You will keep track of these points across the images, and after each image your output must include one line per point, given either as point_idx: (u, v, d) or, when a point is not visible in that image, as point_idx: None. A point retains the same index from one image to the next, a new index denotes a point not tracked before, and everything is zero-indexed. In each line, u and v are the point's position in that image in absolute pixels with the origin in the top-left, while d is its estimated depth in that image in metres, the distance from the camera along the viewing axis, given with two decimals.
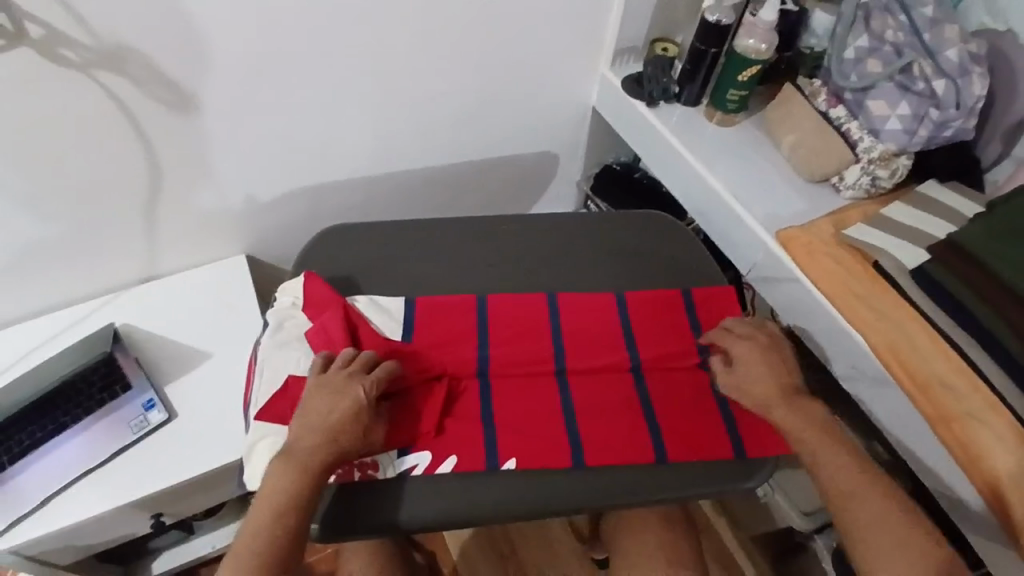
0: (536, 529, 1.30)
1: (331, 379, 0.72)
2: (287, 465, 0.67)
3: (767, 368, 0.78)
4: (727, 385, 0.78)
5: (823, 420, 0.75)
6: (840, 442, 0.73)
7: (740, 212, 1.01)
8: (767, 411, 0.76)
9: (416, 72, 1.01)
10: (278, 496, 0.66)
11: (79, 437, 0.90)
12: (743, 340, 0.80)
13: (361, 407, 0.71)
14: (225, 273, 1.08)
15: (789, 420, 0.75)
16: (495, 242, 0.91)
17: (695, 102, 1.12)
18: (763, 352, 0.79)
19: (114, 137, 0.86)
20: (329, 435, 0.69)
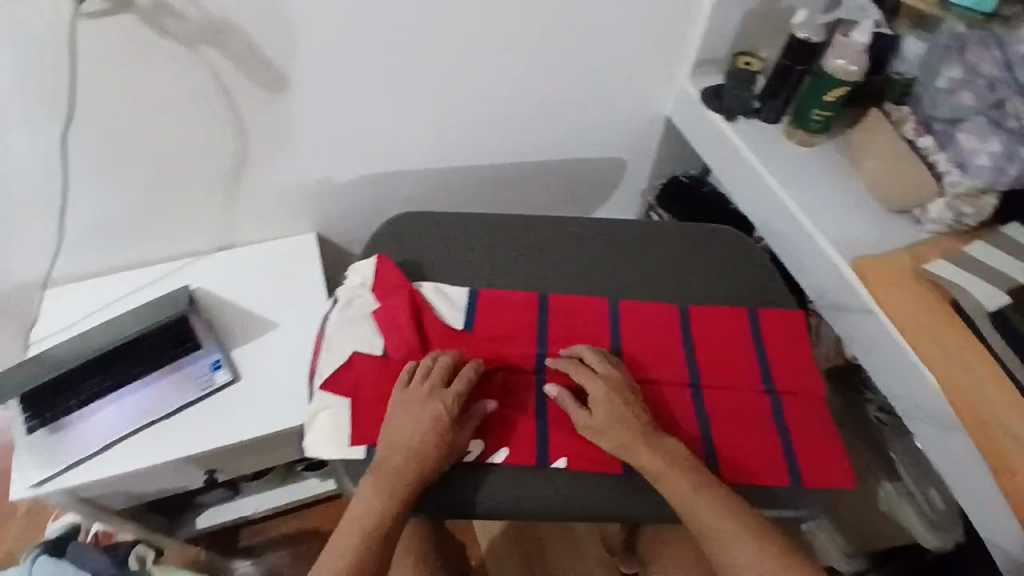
0: (568, 534, 1.29)
1: (412, 396, 0.75)
2: (377, 482, 0.71)
3: (624, 409, 0.74)
4: (585, 427, 0.75)
5: (683, 463, 0.72)
6: (706, 486, 0.71)
7: (814, 236, 0.99)
8: (629, 455, 0.72)
9: (496, 68, 1.02)
10: (369, 511, 0.70)
11: (150, 389, 0.95)
12: (598, 377, 0.76)
13: (441, 425, 0.72)
14: (294, 248, 1.11)
15: (650, 465, 0.71)
16: (562, 242, 0.92)
17: (775, 119, 1.10)
18: (617, 391, 0.75)
19: (207, 107, 0.90)
20: (412, 453, 0.71)
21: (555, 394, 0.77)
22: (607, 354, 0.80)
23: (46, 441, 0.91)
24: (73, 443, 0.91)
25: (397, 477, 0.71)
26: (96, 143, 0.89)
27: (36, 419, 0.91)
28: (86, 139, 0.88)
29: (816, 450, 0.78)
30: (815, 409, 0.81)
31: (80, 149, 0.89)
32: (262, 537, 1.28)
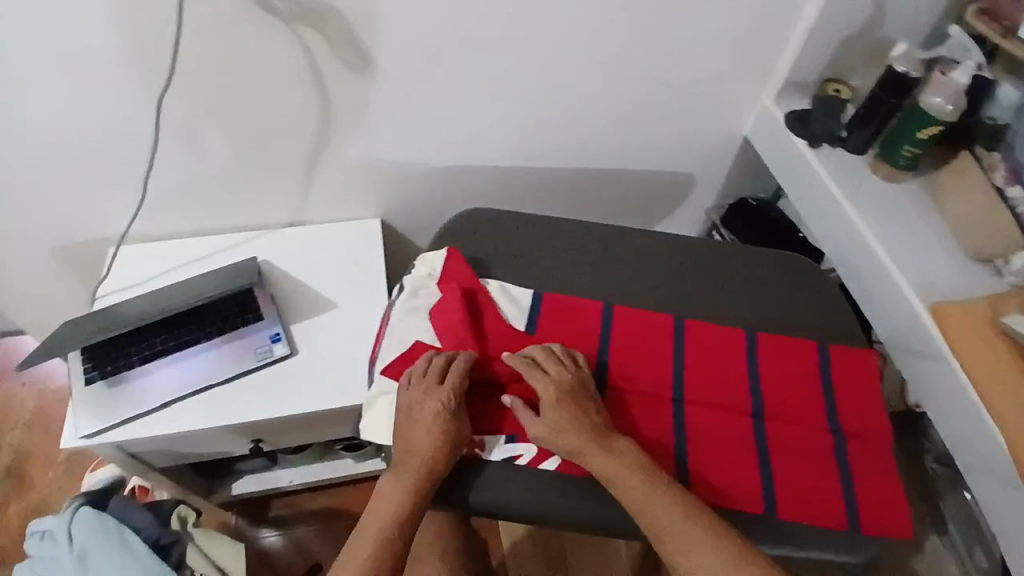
0: (595, 548, 1.27)
1: (411, 396, 0.75)
2: (389, 488, 0.72)
3: (571, 414, 0.73)
4: (536, 435, 0.73)
5: (635, 461, 0.71)
6: (658, 486, 0.69)
7: (893, 275, 0.95)
8: (582, 462, 0.71)
9: (581, 74, 1.01)
10: (384, 517, 0.71)
11: (209, 353, 0.97)
12: (549, 381, 0.75)
13: (443, 422, 0.73)
14: (359, 232, 1.13)
15: (603, 468, 0.70)
16: (631, 254, 0.90)
17: (860, 151, 1.06)
18: (570, 397, 0.74)
19: (297, 86, 0.92)
20: (418, 451, 0.73)
21: (509, 402, 0.76)
22: (562, 354, 0.78)
23: (99, 394, 0.92)
24: (126, 398, 0.92)
25: (409, 481, 0.72)
26: (189, 111, 0.92)
27: (96, 370, 0.94)
28: (178, 105, 0.91)
29: (877, 493, 0.75)
30: (878, 452, 0.78)
31: (171, 114, 0.92)
32: (293, 509, 1.30)
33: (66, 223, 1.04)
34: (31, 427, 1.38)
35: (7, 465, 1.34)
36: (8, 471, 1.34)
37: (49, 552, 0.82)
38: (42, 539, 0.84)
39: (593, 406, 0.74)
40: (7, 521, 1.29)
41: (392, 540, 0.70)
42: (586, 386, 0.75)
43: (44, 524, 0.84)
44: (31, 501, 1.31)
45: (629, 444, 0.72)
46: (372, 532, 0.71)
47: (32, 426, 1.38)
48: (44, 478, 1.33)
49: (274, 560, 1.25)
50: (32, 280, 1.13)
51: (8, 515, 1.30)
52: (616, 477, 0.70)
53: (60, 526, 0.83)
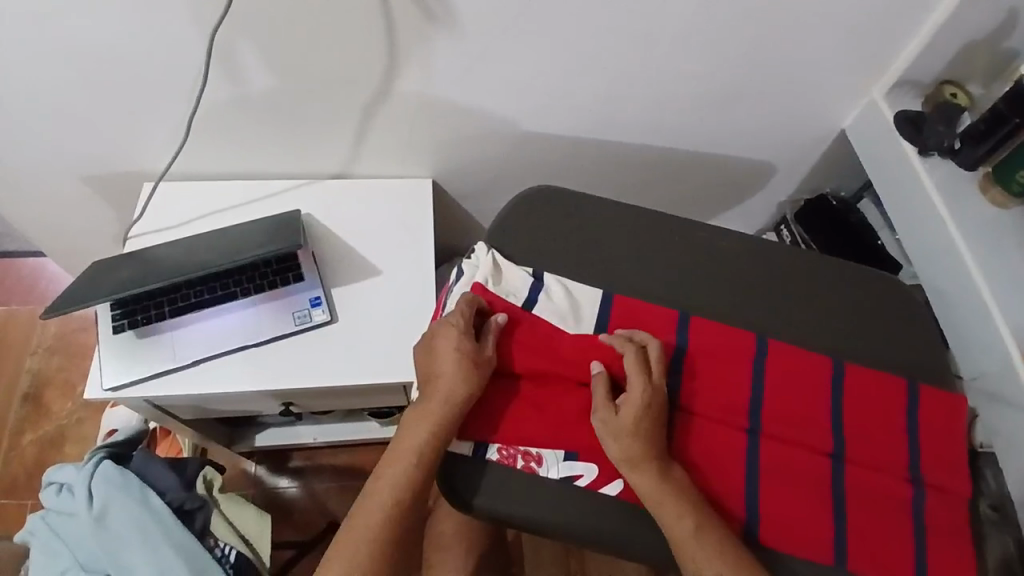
0: (613, 569, 1.19)
1: (433, 331, 0.74)
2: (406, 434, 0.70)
3: (654, 430, 0.68)
4: (601, 421, 0.69)
5: (681, 485, 0.67)
6: (699, 521, 0.65)
7: (993, 310, 0.87)
8: (629, 471, 0.67)
9: (677, 50, 0.91)
10: (410, 445, 0.69)
11: (244, 311, 0.91)
12: (647, 386, 0.70)
13: (464, 363, 0.70)
14: (411, 191, 1.05)
15: (647, 488, 0.66)
16: (716, 259, 0.82)
17: (972, 167, 0.93)
18: (654, 412, 0.69)
19: (366, 35, 0.83)
20: (443, 377, 0.70)
21: (596, 370, 0.72)
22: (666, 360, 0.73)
23: (128, 344, 0.87)
24: (156, 352, 0.87)
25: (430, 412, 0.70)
26: (246, 49, 0.83)
27: (125, 319, 0.88)
28: (235, 41, 0.82)
29: (954, 558, 0.69)
30: (960, 509, 0.72)
31: (225, 52, 0.83)
32: (312, 462, 1.27)
33: (103, 155, 0.97)
34: (53, 353, 1.35)
35: (27, 390, 1.33)
36: (27, 398, 1.32)
37: (66, 506, 0.80)
38: (59, 492, 0.82)
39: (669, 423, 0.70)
40: (24, 449, 1.29)
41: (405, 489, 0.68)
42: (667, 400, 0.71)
43: (61, 477, 0.83)
44: (49, 430, 1.30)
45: (677, 468, 0.68)
46: (402, 460, 0.69)
47: (53, 352, 1.35)
48: (63, 408, 1.32)
49: (291, 511, 1.24)
50: (64, 209, 1.07)
51: (24, 443, 1.29)
52: (653, 499, 0.66)
53: (79, 480, 0.81)
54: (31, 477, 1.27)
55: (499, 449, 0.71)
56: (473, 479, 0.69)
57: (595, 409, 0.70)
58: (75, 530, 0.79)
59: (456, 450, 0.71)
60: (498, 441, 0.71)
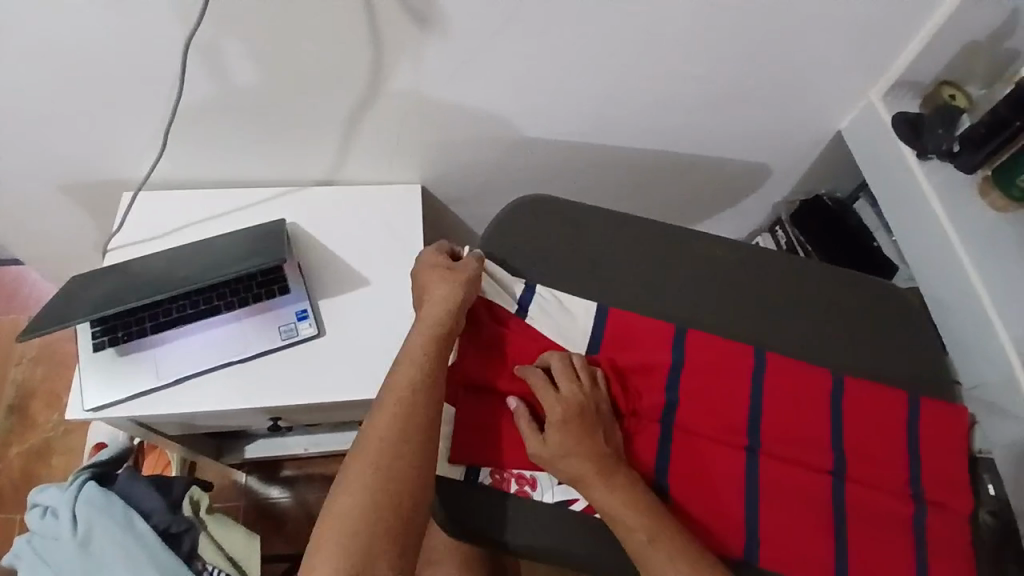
0: None
1: (420, 271, 0.76)
2: (397, 376, 0.69)
3: (584, 442, 0.66)
4: (535, 452, 0.67)
5: (641, 494, 0.65)
6: (665, 532, 0.63)
7: (993, 318, 0.86)
8: (583, 490, 0.66)
9: (672, 51, 0.89)
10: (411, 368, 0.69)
11: (228, 326, 0.88)
12: (559, 398, 0.68)
13: (451, 288, 0.73)
14: (400, 197, 1.02)
15: (606, 502, 0.64)
16: (713, 270, 0.81)
17: (970, 170, 0.91)
18: (580, 418, 0.68)
19: (350, 38, 0.80)
20: (438, 299, 0.72)
21: (513, 406, 0.70)
22: (580, 368, 0.71)
23: (108, 363, 0.85)
24: (136, 370, 0.85)
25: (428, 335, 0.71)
26: (225, 54, 0.79)
27: (106, 336, 0.86)
28: (214, 44, 0.78)
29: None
30: (961, 526, 0.71)
31: (204, 58, 0.80)
32: (303, 471, 1.25)
33: (81, 164, 0.94)
34: (37, 363, 1.32)
35: (11, 401, 1.30)
36: (12, 409, 1.29)
37: (51, 530, 0.79)
38: (43, 516, 0.80)
39: (604, 434, 0.68)
40: (10, 461, 1.26)
41: (411, 415, 0.67)
42: (601, 408, 0.69)
43: (46, 499, 0.81)
44: (35, 442, 1.27)
45: (637, 479, 0.66)
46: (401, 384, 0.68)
47: (37, 361, 1.32)
48: (49, 419, 1.29)
49: (283, 522, 1.22)
50: (44, 219, 1.04)
51: (10, 455, 1.26)
52: (611, 512, 0.64)
53: (63, 503, 0.80)
54: (17, 490, 1.25)
55: (493, 473, 0.69)
56: (463, 505, 0.67)
57: (527, 447, 0.68)
58: (59, 552, 0.78)
59: (448, 474, 0.69)
60: (491, 465, 0.69)
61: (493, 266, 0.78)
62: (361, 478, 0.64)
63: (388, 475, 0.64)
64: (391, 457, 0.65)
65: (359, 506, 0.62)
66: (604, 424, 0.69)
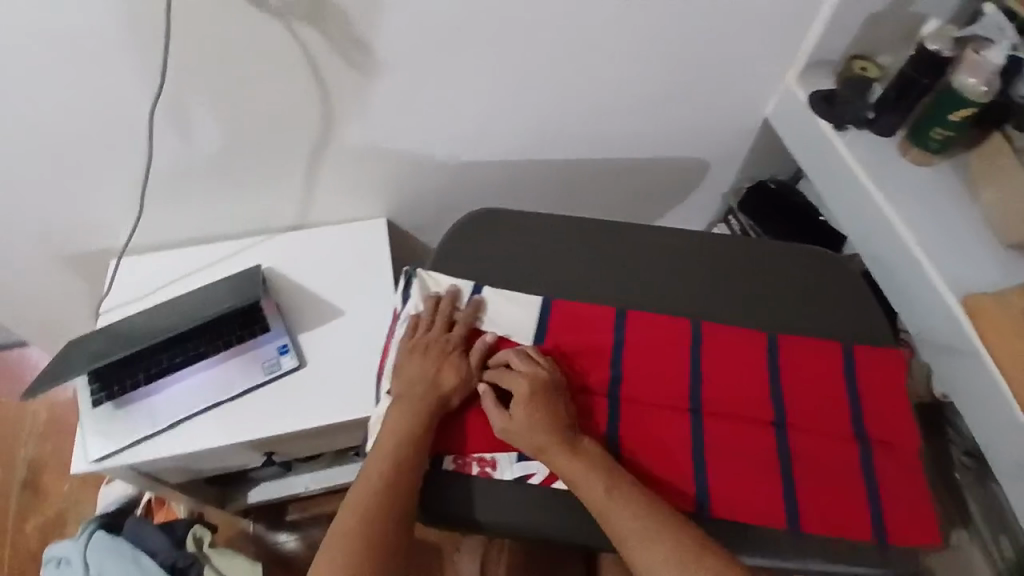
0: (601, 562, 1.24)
1: (415, 346, 0.79)
2: (380, 443, 0.73)
3: (546, 412, 0.72)
4: (504, 427, 0.73)
5: (603, 460, 0.70)
6: (626, 486, 0.68)
7: (926, 265, 0.90)
8: (548, 459, 0.70)
9: (593, 62, 0.97)
10: (395, 435, 0.73)
11: (215, 369, 0.95)
12: (522, 377, 0.75)
13: (441, 371, 0.77)
14: (364, 233, 1.09)
15: (573, 466, 0.69)
16: (651, 253, 0.87)
17: (891, 132, 1.00)
18: (544, 393, 0.73)
19: (296, 89, 0.88)
20: (429, 381, 0.76)
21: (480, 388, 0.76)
22: (535, 351, 0.78)
23: (107, 416, 0.92)
24: (130, 421, 0.92)
25: (411, 408, 0.74)
26: (183, 117, 0.88)
27: (104, 392, 0.93)
28: (172, 109, 0.86)
29: (904, 507, 0.73)
30: (909, 462, 0.75)
31: (163, 123, 0.88)
32: (308, 513, 1.29)
33: (67, 238, 1.02)
34: (46, 438, 1.39)
35: (24, 478, 1.36)
36: (25, 485, 1.35)
37: None
38: (58, 565, 0.88)
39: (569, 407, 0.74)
40: (27, 535, 1.31)
41: (396, 482, 0.70)
42: (564, 385, 0.75)
43: (59, 550, 0.88)
44: (48, 515, 1.33)
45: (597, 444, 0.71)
46: (384, 448, 0.72)
47: (46, 437, 1.39)
48: (60, 490, 1.35)
49: (292, 563, 1.26)
50: (39, 295, 1.13)
51: (26, 529, 1.32)
52: (580, 475, 0.68)
53: (75, 552, 0.87)
54: (34, 563, 1.30)
55: (455, 459, 0.74)
56: (438, 496, 0.73)
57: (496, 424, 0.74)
58: None
59: None
60: (452, 453, 0.75)
61: (430, 275, 0.85)
62: (343, 537, 0.67)
63: (369, 535, 0.68)
64: (371, 513, 0.69)
65: (342, 560, 0.66)
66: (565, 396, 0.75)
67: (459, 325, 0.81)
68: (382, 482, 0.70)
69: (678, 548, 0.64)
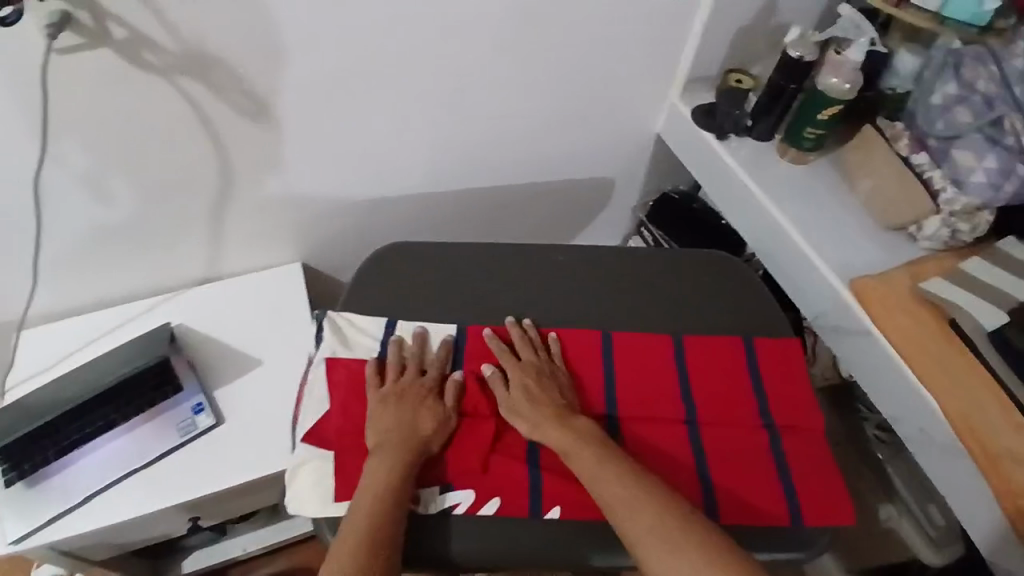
0: None
1: (388, 392, 0.78)
2: (364, 490, 0.69)
3: (541, 395, 0.77)
4: (503, 403, 0.77)
5: (600, 448, 0.72)
6: (620, 471, 0.70)
7: (813, 257, 0.96)
8: (540, 433, 0.74)
9: (487, 93, 1.00)
10: (380, 481, 0.70)
11: (129, 436, 0.93)
12: (520, 364, 0.80)
13: (421, 416, 0.75)
14: (277, 280, 1.08)
15: (570, 451, 0.72)
16: (556, 271, 0.90)
17: (769, 136, 1.07)
18: (537, 376, 0.79)
19: (190, 144, 0.88)
20: (407, 425, 0.74)
21: (489, 374, 0.80)
22: (535, 339, 0.83)
23: (20, 497, 0.88)
24: (45, 499, 0.88)
25: (395, 453, 0.72)
26: (73, 183, 0.86)
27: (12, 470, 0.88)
28: (62, 178, 0.85)
29: (818, 487, 0.76)
30: (816, 444, 0.79)
31: (51, 190, 0.86)
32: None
33: None
34: None
35: None
36: None
37: None
38: None
39: (564, 394, 0.78)
40: None
41: (384, 529, 0.67)
42: (559, 374, 0.80)
43: None
44: None
45: (592, 425, 0.75)
46: (370, 493, 0.69)
47: None
48: None
49: None
50: None
51: None
52: (577, 458, 0.72)
53: None
54: None
55: None
56: None
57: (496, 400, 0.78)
58: None
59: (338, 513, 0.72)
60: None
61: (340, 316, 0.84)
62: None
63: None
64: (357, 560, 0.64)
65: None
66: (559, 388, 0.79)
67: (432, 365, 0.80)
68: (370, 530, 0.66)
69: (677, 532, 0.64)
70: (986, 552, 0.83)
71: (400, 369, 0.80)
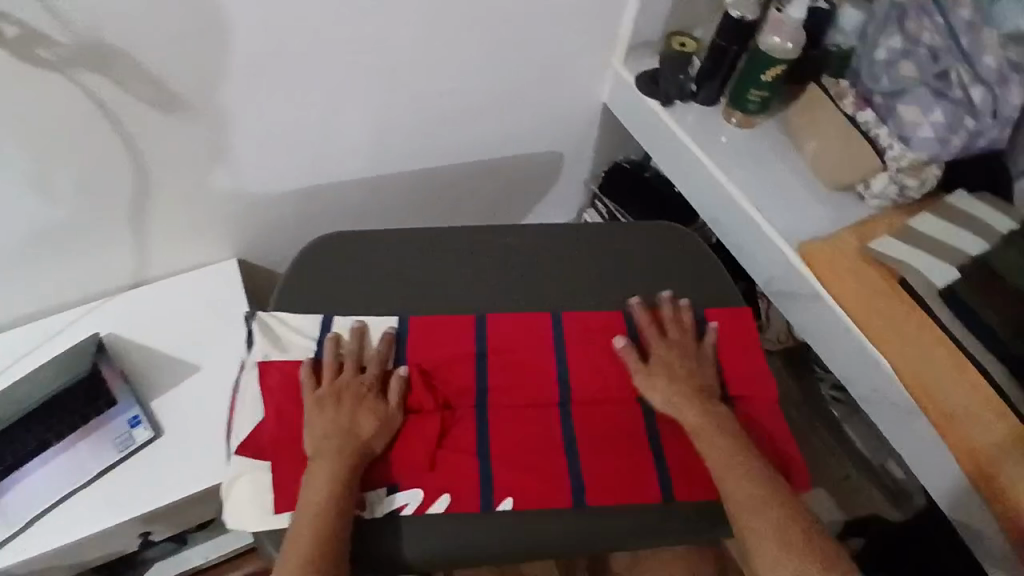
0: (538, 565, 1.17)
1: (324, 395, 0.74)
2: (308, 502, 0.66)
3: (681, 372, 0.77)
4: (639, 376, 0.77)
5: (727, 427, 0.73)
6: (745, 451, 0.71)
7: (762, 223, 0.94)
8: (677, 410, 0.74)
9: (420, 70, 0.95)
10: (323, 489, 0.67)
11: (62, 457, 0.87)
12: (666, 343, 0.79)
13: (362, 418, 0.72)
14: (213, 280, 1.03)
15: (700, 425, 0.73)
16: (501, 254, 0.86)
17: (714, 101, 1.05)
18: (676, 356, 0.78)
19: (100, 143, 0.82)
20: (347, 428, 0.71)
21: (621, 344, 0.78)
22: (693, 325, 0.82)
23: None
24: None
25: (337, 458, 0.69)
26: None
27: None
28: None
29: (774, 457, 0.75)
30: (770, 412, 0.78)
31: None
32: None
33: None
34: None
35: None
36: None
37: None
38: None
39: (705, 373, 0.78)
40: None
41: (332, 540, 0.64)
42: (700, 354, 0.80)
43: None
44: None
45: (724, 408, 0.75)
46: (314, 504, 0.66)
47: None
48: None
49: None
50: None
51: None
52: (705, 434, 0.72)
53: None
54: None
55: None
56: None
57: (631, 373, 0.78)
58: None
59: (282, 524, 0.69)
60: None
61: (271, 316, 0.80)
62: None
63: None
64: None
65: None
66: (699, 367, 0.79)
67: (371, 362, 0.77)
68: (316, 543, 0.63)
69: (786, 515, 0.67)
70: (942, 504, 0.83)
71: (336, 368, 0.76)
